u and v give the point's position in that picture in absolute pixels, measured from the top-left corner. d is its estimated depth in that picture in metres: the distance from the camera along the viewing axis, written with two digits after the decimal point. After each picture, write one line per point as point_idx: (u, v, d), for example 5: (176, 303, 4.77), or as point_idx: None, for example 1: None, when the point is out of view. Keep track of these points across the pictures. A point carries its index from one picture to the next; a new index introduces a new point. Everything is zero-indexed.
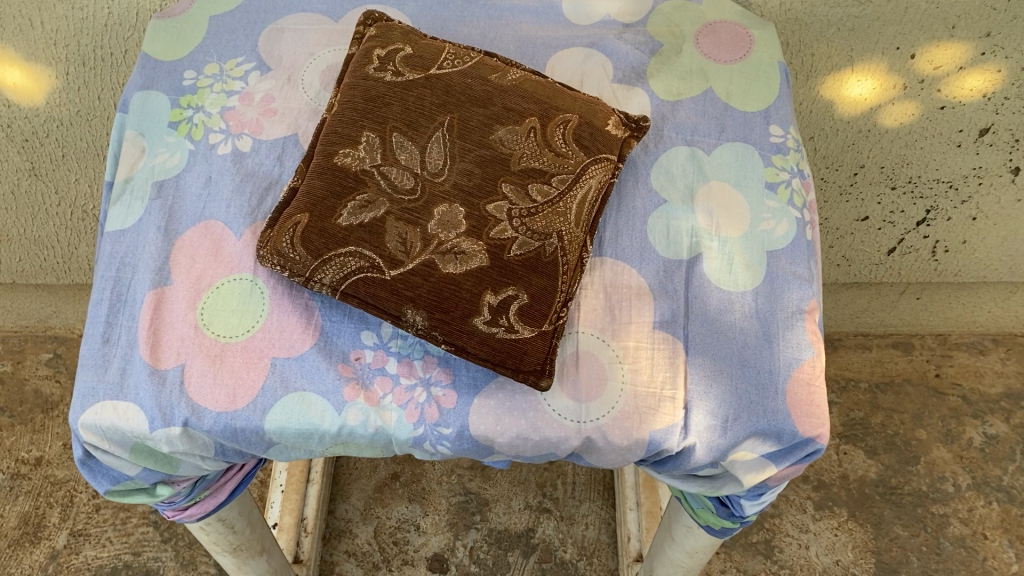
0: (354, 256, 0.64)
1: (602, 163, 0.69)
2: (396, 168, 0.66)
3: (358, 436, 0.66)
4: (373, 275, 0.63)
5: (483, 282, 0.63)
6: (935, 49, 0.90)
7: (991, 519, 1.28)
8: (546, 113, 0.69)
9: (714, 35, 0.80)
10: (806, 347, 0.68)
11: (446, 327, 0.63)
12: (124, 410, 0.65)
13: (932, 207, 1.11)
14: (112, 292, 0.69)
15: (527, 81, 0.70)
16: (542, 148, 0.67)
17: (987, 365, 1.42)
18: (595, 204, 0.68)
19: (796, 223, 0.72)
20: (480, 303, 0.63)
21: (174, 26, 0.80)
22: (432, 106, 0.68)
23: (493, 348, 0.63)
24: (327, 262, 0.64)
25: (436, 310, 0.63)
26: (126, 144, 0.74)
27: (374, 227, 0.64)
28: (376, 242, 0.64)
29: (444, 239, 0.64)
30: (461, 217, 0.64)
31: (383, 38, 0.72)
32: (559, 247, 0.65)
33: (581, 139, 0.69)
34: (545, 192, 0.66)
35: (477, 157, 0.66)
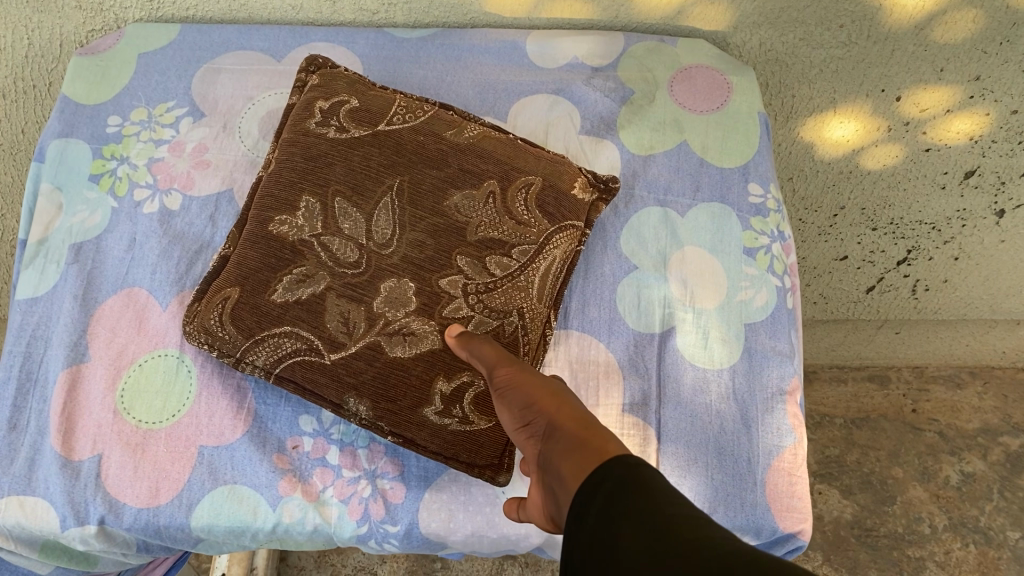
0: (289, 338, 0.57)
1: (567, 231, 0.63)
2: (339, 239, 0.59)
3: (295, 533, 0.59)
4: (313, 359, 0.57)
5: (435, 367, 0.57)
6: (921, 92, 0.85)
7: (968, 563, 1.24)
8: (506, 175, 0.62)
9: (690, 81, 0.73)
10: (788, 432, 0.62)
11: (394, 417, 0.57)
12: (32, 506, 0.58)
13: (913, 247, 1.07)
14: (21, 370, 0.62)
15: (484, 139, 0.64)
16: (502, 216, 0.61)
17: (964, 399, 1.38)
18: (559, 276, 0.63)
19: (776, 292, 0.66)
20: (431, 391, 0.57)
21: (98, 65, 0.72)
22: (381, 167, 0.61)
23: (445, 441, 0.57)
24: (261, 342, 0.58)
25: (382, 399, 0.57)
26: (41, 199, 0.66)
27: (313, 305, 0.57)
28: (315, 322, 0.57)
29: (391, 319, 0.58)
30: (410, 293, 0.58)
31: (326, 89, 0.65)
32: (520, 326, 0.59)
33: (545, 205, 0.62)
34: (506, 266, 0.60)
35: (430, 226, 0.60)
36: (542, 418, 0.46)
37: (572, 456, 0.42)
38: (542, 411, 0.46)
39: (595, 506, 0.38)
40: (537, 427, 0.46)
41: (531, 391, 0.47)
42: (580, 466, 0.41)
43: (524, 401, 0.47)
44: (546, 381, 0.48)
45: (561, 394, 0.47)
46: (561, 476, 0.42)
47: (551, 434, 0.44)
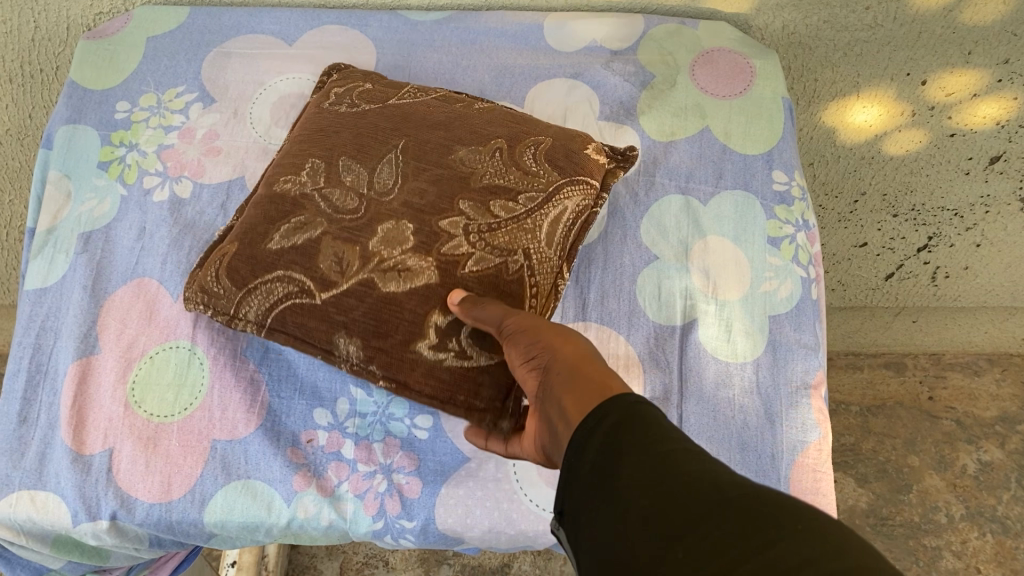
0: (279, 281, 0.55)
1: (580, 185, 0.60)
2: (340, 190, 0.57)
3: (310, 528, 0.58)
4: (303, 300, 0.55)
5: (430, 301, 0.54)
6: (948, 76, 0.82)
7: (985, 552, 1.23)
8: (515, 135, 0.61)
9: (712, 65, 0.71)
10: (812, 427, 0.61)
11: (386, 357, 0.54)
12: (43, 501, 0.57)
13: (935, 234, 1.05)
14: (31, 362, 0.61)
15: (496, 109, 0.63)
16: (509, 166, 0.59)
17: (982, 387, 1.36)
18: (571, 228, 0.59)
19: (801, 283, 0.65)
20: (425, 325, 0.54)
21: (105, 48, 0.71)
22: (387, 129, 0.60)
23: (441, 381, 0.54)
24: (253, 290, 0.56)
25: (373, 336, 0.54)
26: (50, 187, 0.65)
27: (308, 249, 0.55)
28: (308, 263, 0.55)
29: (387, 256, 0.55)
30: (408, 234, 0.56)
31: (345, 79, 0.66)
32: (524, 267, 0.56)
33: (555, 159, 0.60)
34: (511, 208, 0.57)
35: (432, 175, 0.58)
36: (546, 355, 0.47)
37: (574, 393, 0.43)
38: (548, 348, 0.47)
39: (597, 434, 0.40)
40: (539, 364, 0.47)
41: (538, 331, 0.48)
42: (584, 401, 0.42)
43: (530, 339, 0.48)
44: (553, 324, 0.49)
45: (570, 336, 0.48)
46: (562, 409, 0.43)
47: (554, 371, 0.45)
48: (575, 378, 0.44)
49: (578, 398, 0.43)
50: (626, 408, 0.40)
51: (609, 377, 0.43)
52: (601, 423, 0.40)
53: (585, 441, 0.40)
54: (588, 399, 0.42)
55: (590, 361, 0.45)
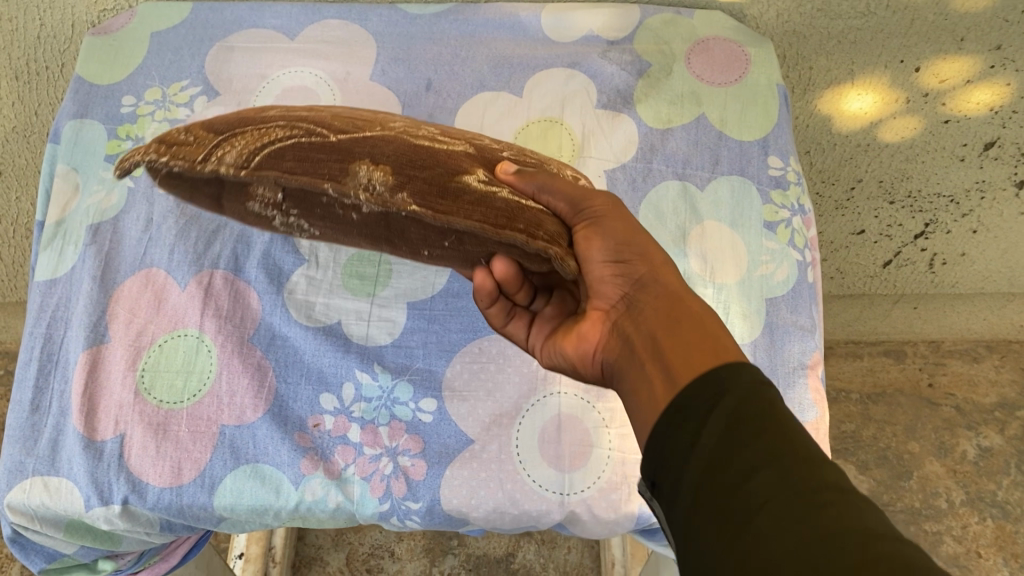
0: (281, 127, 0.45)
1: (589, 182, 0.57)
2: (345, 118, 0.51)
3: (318, 511, 0.60)
4: (313, 138, 0.44)
5: (473, 161, 0.46)
6: (941, 63, 0.83)
7: (985, 537, 1.24)
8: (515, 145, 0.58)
9: (707, 53, 0.72)
10: (809, 406, 0.62)
11: (422, 180, 0.42)
12: (57, 487, 0.58)
13: (931, 220, 1.06)
14: (41, 352, 0.62)
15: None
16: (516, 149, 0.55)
17: (981, 373, 1.37)
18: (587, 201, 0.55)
19: (797, 266, 0.66)
20: (469, 168, 0.45)
21: (110, 44, 0.72)
22: (378, 118, 0.56)
23: (494, 208, 0.42)
24: (241, 137, 0.45)
25: (406, 168, 0.43)
26: (58, 180, 0.66)
27: (319, 120, 0.47)
28: (320, 123, 0.46)
29: (416, 132, 0.47)
30: (431, 131, 0.49)
31: None
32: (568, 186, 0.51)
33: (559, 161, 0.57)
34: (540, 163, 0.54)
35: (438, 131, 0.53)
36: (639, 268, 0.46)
37: (686, 356, 0.40)
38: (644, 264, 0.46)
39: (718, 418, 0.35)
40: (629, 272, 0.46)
41: (626, 234, 0.47)
42: (702, 331, 0.42)
43: (620, 240, 0.46)
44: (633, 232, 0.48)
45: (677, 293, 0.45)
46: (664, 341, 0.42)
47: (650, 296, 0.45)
48: (688, 342, 0.41)
49: (690, 361, 0.40)
50: (750, 389, 0.36)
51: (731, 348, 0.40)
52: (721, 402, 0.36)
53: (700, 410, 0.36)
54: (704, 363, 0.39)
55: (708, 327, 0.42)
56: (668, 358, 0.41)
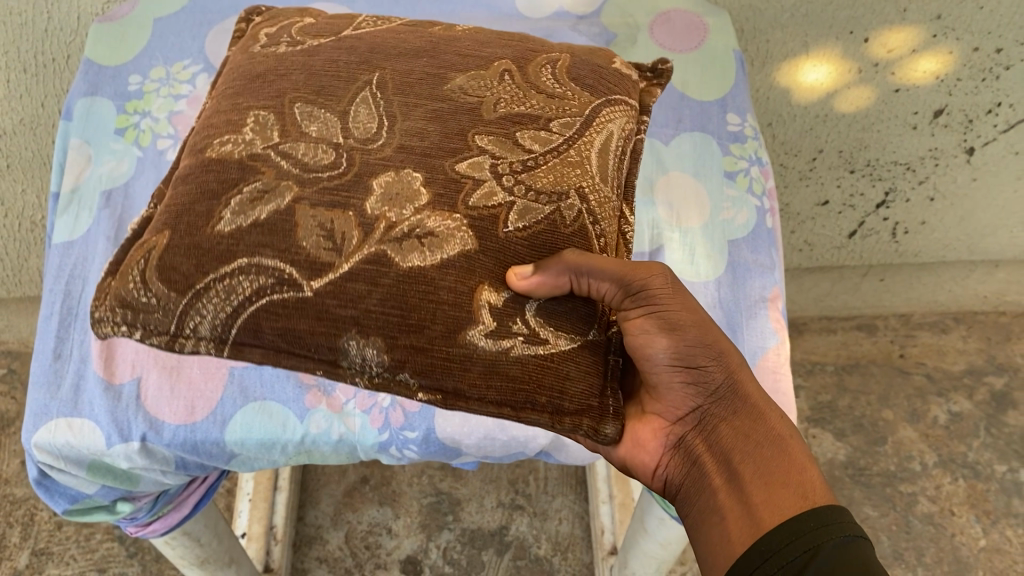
0: (245, 276, 0.48)
1: (617, 105, 0.59)
2: (303, 143, 0.53)
3: (322, 444, 0.64)
4: (287, 295, 0.48)
5: (476, 274, 0.49)
6: (887, 33, 0.90)
7: (958, 496, 1.28)
8: (523, 57, 0.59)
9: (669, 24, 0.79)
10: (771, 334, 0.67)
11: (420, 355, 0.48)
12: (79, 426, 0.62)
13: (891, 189, 1.12)
14: (62, 306, 0.67)
15: (475, 33, 0.61)
16: (527, 91, 0.56)
17: (949, 343, 1.42)
18: (617, 154, 0.57)
19: (756, 211, 0.71)
20: (478, 305, 0.49)
21: (117, 29, 0.78)
22: (353, 59, 0.57)
23: (510, 376, 0.48)
24: (209, 296, 0.48)
25: (399, 331, 0.48)
26: (71, 151, 0.72)
27: (281, 222, 0.49)
28: (284, 244, 0.49)
29: (398, 222, 0.50)
30: (416, 186, 0.51)
31: (273, 20, 0.63)
32: (582, 211, 0.53)
33: (580, 79, 0.59)
34: (546, 139, 0.54)
35: (431, 111, 0.54)
36: (716, 372, 0.51)
37: (771, 495, 0.47)
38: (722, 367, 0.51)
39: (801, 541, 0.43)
40: (704, 377, 0.51)
41: (702, 335, 0.51)
42: (776, 454, 0.49)
43: (697, 343, 0.51)
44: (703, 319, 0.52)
45: (755, 410, 0.50)
46: (743, 462, 0.49)
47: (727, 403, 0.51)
48: (772, 474, 0.48)
49: (776, 501, 0.46)
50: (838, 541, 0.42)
51: (813, 485, 0.47)
52: (815, 552, 0.42)
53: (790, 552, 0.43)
54: (789, 508, 0.46)
55: (790, 456, 0.49)
56: (751, 492, 0.47)
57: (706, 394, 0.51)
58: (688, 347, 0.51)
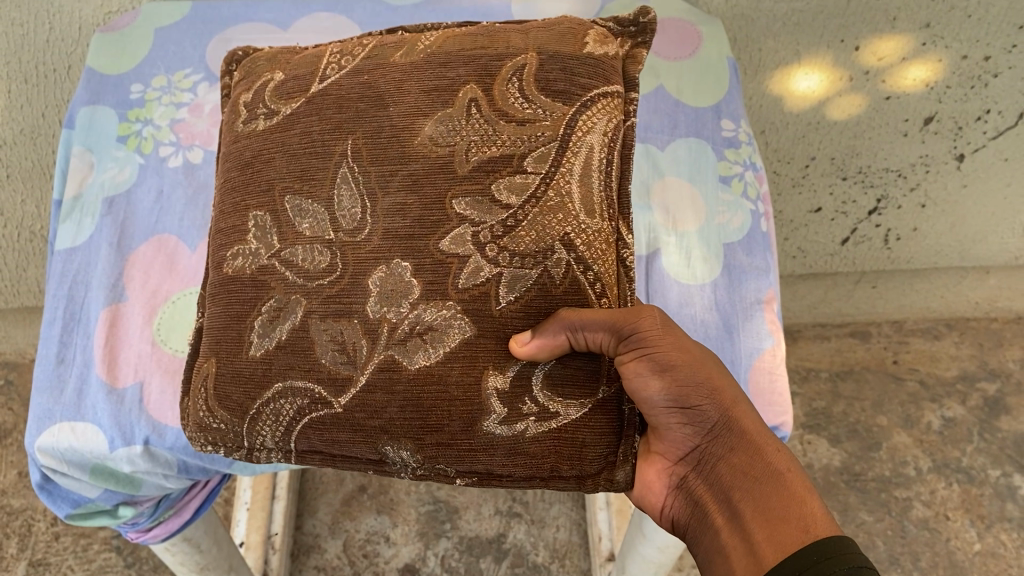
0: (285, 398, 0.54)
1: (598, 104, 0.56)
2: (302, 246, 0.56)
3: None
4: (322, 411, 0.54)
5: (479, 363, 0.51)
6: (877, 42, 0.92)
7: (952, 500, 1.29)
8: (486, 74, 0.56)
9: (663, 33, 0.81)
10: (767, 335, 0.67)
11: (447, 449, 0.52)
12: (82, 430, 0.63)
13: (883, 196, 1.13)
14: (65, 312, 0.68)
15: (437, 50, 0.59)
16: (497, 123, 0.55)
17: (942, 349, 1.43)
18: (603, 165, 0.56)
19: (750, 215, 0.72)
20: (485, 399, 0.52)
21: (118, 39, 0.79)
22: (325, 127, 0.58)
23: (530, 455, 0.52)
24: (264, 418, 0.55)
25: (423, 433, 0.52)
26: (74, 159, 0.73)
27: (299, 343, 0.54)
28: (307, 363, 0.54)
29: (399, 322, 0.52)
30: (410, 277, 0.53)
31: (250, 78, 0.65)
32: (570, 262, 0.52)
33: (550, 85, 0.55)
34: (523, 186, 0.53)
35: (408, 177, 0.55)
36: (713, 410, 0.52)
37: (773, 531, 0.47)
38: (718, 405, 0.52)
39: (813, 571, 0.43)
40: (703, 417, 0.52)
41: (699, 374, 0.52)
42: (774, 490, 0.49)
43: (693, 384, 0.51)
44: (700, 358, 0.53)
45: (752, 445, 0.51)
46: (743, 501, 0.50)
47: (725, 441, 0.52)
48: (772, 510, 0.48)
49: (778, 538, 0.47)
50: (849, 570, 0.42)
51: (813, 516, 0.47)
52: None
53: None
54: (791, 544, 0.46)
55: (787, 488, 0.49)
56: (752, 530, 0.48)
57: (705, 433, 0.52)
58: (685, 388, 0.51)
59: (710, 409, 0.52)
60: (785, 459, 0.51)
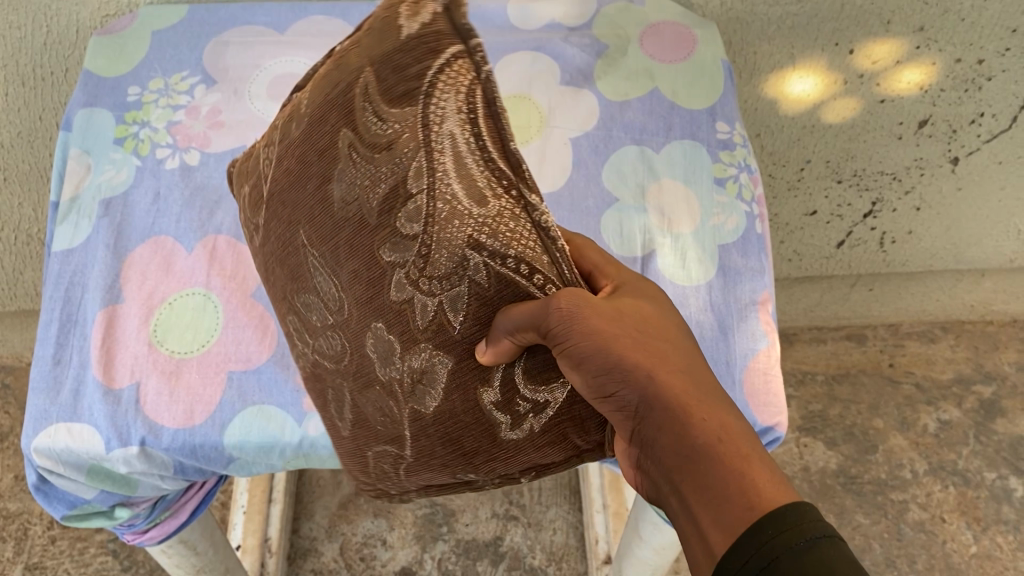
0: (382, 456, 0.58)
1: (443, 77, 0.44)
2: (322, 336, 0.56)
3: (320, 447, 0.64)
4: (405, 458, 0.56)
5: (467, 387, 0.49)
6: (872, 45, 0.92)
7: (949, 503, 1.29)
8: (348, 111, 0.48)
9: (658, 36, 0.81)
10: (761, 336, 0.68)
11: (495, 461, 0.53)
12: (79, 432, 0.62)
13: (878, 199, 1.14)
14: (61, 313, 0.67)
15: (312, 99, 0.52)
16: (371, 160, 0.47)
17: (938, 352, 1.43)
18: (467, 136, 0.44)
19: (746, 217, 0.73)
20: (489, 415, 0.50)
21: (116, 42, 0.79)
22: (283, 221, 0.55)
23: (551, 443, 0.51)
24: (388, 474, 0.59)
25: (469, 457, 0.53)
26: (71, 161, 0.73)
27: (362, 415, 0.57)
28: (375, 428, 0.57)
29: (401, 374, 0.51)
30: (390, 339, 0.50)
31: (239, 182, 0.64)
32: (486, 262, 0.44)
33: (390, 91, 0.45)
34: (416, 211, 0.45)
35: (345, 248, 0.50)
36: (630, 389, 0.42)
37: (715, 512, 0.37)
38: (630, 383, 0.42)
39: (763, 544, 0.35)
40: (625, 399, 0.42)
41: (611, 350, 0.42)
42: (705, 466, 0.38)
43: (605, 366, 0.42)
44: (616, 325, 0.43)
45: (678, 412, 0.40)
46: (678, 484, 0.39)
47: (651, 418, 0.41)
48: (710, 486, 0.38)
49: (720, 518, 0.37)
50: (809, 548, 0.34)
51: (759, 484, 0.37)
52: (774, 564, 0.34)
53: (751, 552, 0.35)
54: (733, 525, 0.36)
55: (727, 457, 0.38)
56: (694, 514, 0.38)
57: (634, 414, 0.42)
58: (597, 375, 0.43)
59: (628, 388, 0.42)
60: (723, 423, 0.39)
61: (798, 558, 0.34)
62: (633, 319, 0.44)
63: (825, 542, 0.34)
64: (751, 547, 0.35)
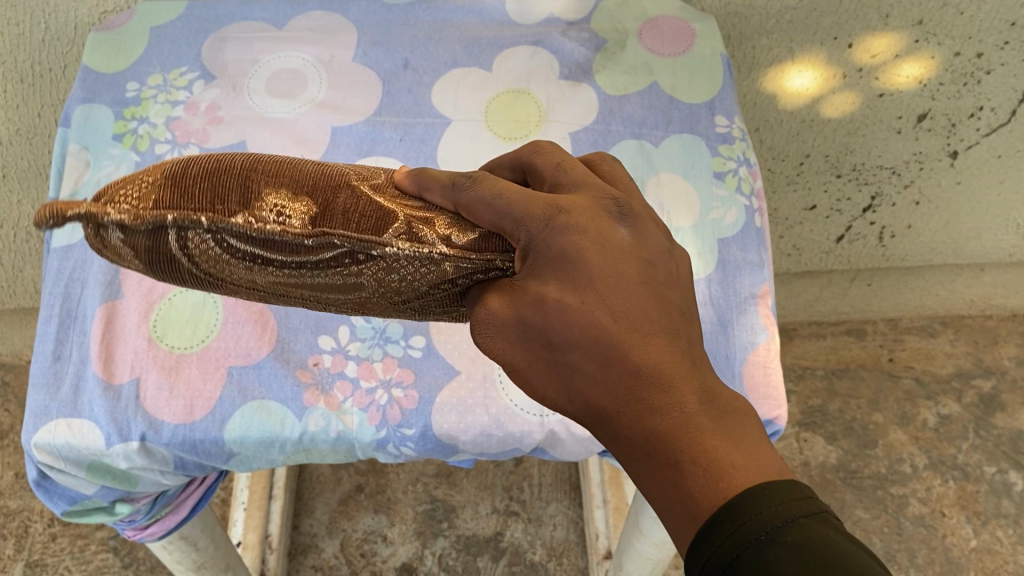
0: None
1: (208, 264, 0.43)
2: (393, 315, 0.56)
3: (320, 442, 0.64)
4: None
5: None
6: (871, 39, 0.92)
7: (949, 497, 1.29)
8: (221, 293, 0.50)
9: (657, 30, 0.81)
10: (761, 329, 0.67)
11: None
12: (79, 427, 0.62)
13: (877, 193, 1.14)
14: (61, 309, 0.67)
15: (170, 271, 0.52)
16: (273, 300, 0.49)
17: (938, 347, 1.43)
18: (273, 271, 0.43)
19: (745, 211, 0.73)
20: None
21: (114, 38, 0.79)
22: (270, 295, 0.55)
23: None
24: None
25: None
26: (70, 157, 0.73)
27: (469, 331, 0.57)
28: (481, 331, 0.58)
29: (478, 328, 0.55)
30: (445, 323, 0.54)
31: None
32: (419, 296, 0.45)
33: (207, 287, 0.46)
34: (341, 302, 0.47)
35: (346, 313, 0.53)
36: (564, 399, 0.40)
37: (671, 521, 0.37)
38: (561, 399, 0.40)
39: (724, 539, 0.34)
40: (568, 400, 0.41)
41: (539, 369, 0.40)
42: (653, 478, 0.37)
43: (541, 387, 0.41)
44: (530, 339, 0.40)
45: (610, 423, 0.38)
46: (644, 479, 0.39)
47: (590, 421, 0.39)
48: (660, 498, 0.37)
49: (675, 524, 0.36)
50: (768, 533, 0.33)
51: (704, 481, 0.35)
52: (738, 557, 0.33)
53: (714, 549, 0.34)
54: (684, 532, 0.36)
55: (674, 461, 0.36)
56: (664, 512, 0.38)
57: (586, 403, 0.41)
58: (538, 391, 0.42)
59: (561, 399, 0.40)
60: (656, 425, 0.37)
61: (763, 551, 0.33)
62: (540, 316, 0.39)
63: (789, 530, 0.33)
64: (707, 556, 0.34)
